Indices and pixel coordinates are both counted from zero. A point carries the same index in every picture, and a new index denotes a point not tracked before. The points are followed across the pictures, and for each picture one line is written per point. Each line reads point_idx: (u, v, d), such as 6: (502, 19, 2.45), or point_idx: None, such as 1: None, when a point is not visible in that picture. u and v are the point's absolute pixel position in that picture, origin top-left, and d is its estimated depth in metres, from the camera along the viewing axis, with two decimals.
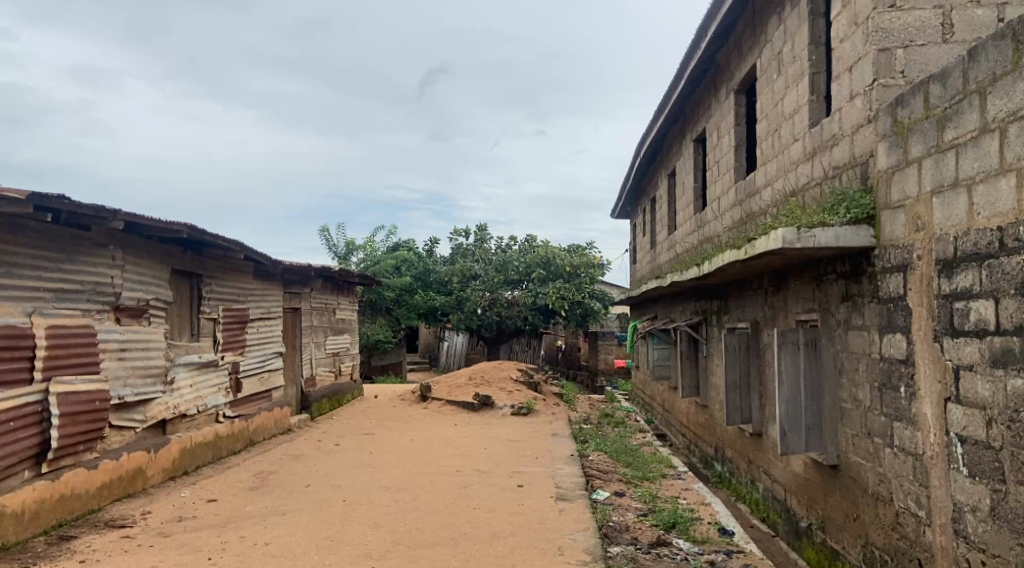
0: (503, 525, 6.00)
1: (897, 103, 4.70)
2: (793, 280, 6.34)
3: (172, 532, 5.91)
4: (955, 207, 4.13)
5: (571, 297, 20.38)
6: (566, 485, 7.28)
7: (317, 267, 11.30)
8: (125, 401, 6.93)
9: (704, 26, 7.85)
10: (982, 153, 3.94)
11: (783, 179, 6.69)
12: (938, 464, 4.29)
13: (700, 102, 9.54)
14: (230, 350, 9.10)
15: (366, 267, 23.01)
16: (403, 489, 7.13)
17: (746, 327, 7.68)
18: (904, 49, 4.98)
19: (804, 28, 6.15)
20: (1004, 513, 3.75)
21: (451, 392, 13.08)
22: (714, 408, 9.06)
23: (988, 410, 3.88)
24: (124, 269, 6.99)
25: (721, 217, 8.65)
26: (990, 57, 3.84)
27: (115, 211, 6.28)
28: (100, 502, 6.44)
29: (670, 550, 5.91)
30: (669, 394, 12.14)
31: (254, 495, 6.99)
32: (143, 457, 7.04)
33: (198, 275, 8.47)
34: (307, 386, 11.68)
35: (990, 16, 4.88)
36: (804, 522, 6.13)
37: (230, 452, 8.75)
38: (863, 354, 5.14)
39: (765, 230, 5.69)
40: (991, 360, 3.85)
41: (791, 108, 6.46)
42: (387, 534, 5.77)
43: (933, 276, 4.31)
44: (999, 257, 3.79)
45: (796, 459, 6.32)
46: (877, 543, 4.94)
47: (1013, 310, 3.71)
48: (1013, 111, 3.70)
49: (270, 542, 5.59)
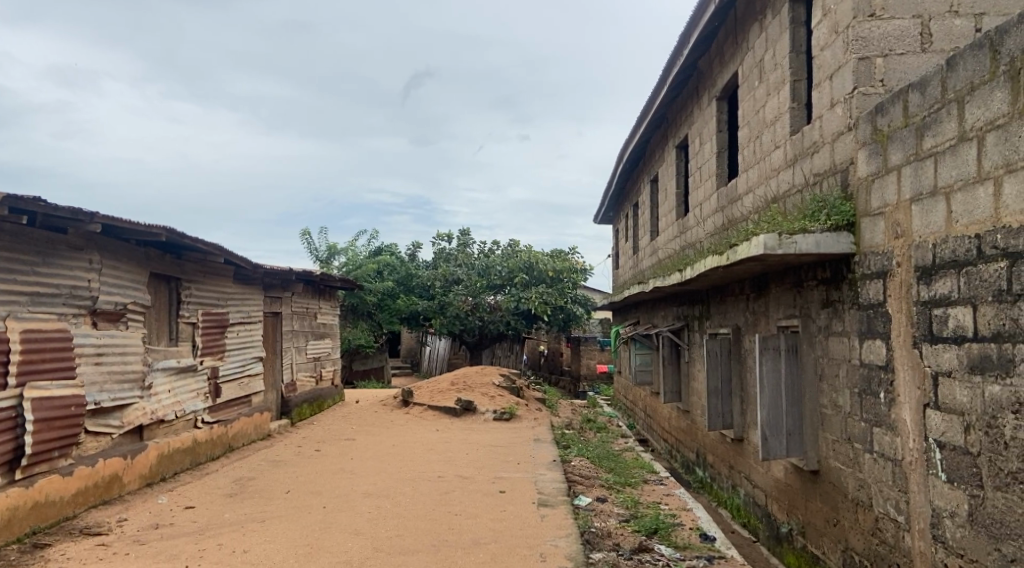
0: (485, 532, 5.96)
1: (876, 111, 4.74)
2: (774, 286, 6.39)
3: (148, 539, 5.82)
4: (933, 215, 4.17)
5: (554, 302, 20.33)
6: (549, 491, 7.26)
7: (298, 271, 11.22)
8: (101, 406, 6.81)
9: (687, 33, 7.91)
10: (960, 161, 3.98)
11: (764, 186, 6.73)
12: (916, 470, 4.32)
13: (682, 108, 9.58)
14: (209, 355, 9.00)
15: (347, 271, 22.84)
16: (384, 496, 7.08)
17: (727, 333, 7.71)
18: (884, 58, 5.03)
19: (784, 36, 6.20)
20: (982, 519, 3.78)
21: (433, 397, 13.01)
22: (695, 413, 9.09)
23: (967, 416, 3.91)
24: (101, 272, 6.89)
25: (704, 223, 8.69)
26: (968, 66, 3.88)
27: (93, 213, 6.19)
28: (75, 509, 6.33)
29: (652, 556, 5.90)
30: (651, 399, 12.17)
31: (233, 502, 6.91)
32: (119, 463, 6.94)
33: (176, 279, 8.37)
34: (287, 391, 11.57)
35: (967, 26, 4.94)
36: (785, 527, 6.16)
37: (209, 458, 8.64)
38: (843, 360, 5.18)
39: (746, 235, 5.73)
40: (969, 366, 3.89)
41: (772, 115, 6.51)
42: (368, 540, 5.72)
43: (912, 282, 4.35)
44: (977, 265, 3.83)
45: (777, 465, 6.35)
46: (857, 548, 4.97)
47: (990, 317, 3.75)
48: (990, 121, 3.75)
49: (249, 549, 5.52)
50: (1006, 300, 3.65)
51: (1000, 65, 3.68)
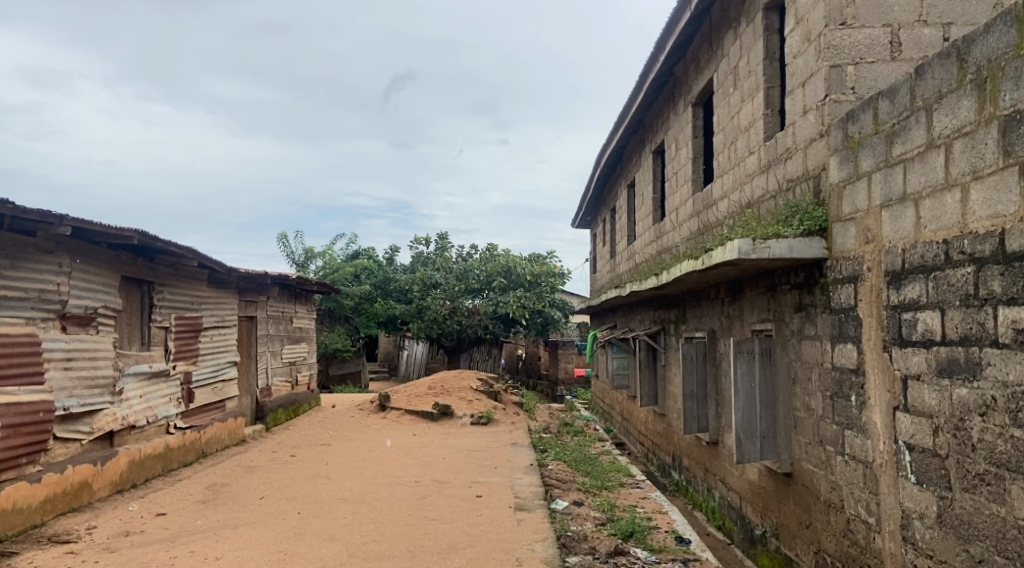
0: (461, 536, 5.94)
1: (848, 118, 4.81)
2: (748, 291, 6.46)
3: (119, 547, 5.73)
4: (903, 221, 4.24)
5: (532, 305, 20.49)
6: (526, 495, 7.25)
7: (273, 276, 11.12)
8: (70, 412, 6.70)
9: (663, 40, 7.99)
10: (929, 167, 4.04)
11: (738, 192, 6.80)
12: (886, 472, 4.38)
13: (659, 113, 9.66)
14: (182, 359, 8.89)
15: (324, 274, 22.65)
16: (359, 501, 7.03)
17: (703, 337, 7.76)
18: (855, 66, 5.11)
19: (758, 44, 6.27)
20: (951, 520, 3.84)
21: (410, 401, 12.98)
22: (672, 416, 9.14)
23: (935, 419, 3.98)
24: (71, 275, 6.78)
25: (680, 227, 8.76)
26: (937, 75, 3.95)
27: (62, 216, 6.09)
28: (43, 517, 6.21)
29: (628, 559, 5.92)
30: (628, 403, 12.23)
31: (206, 508, 6.82)
32: (89, 470, 6.81)
33: (148, 282, 8.25)
34: (262, 396, 11.46)
35: (935, 35, 5.04)
36: (759, 529, 6.21)
37: (181, 464, 8.53)
38: (816, 364, 5.24)
39: (720, 240, 5.78)
40: (938, 369, 3.95)
41: (746, 121, 6.59)
42: (343, 547, 5.68)
43: (882, 287, 4.42)
44: (945, 270, 3.89)
45: (751, 468, 6.40)
46: (829, 549, 5.02)
47: (957, 321, 3.82)
48: (957, 128, 3.82)
49: (221, 557, 5.45)
50: (973, 304, 3.71)
51: (967, 74, 3.75)
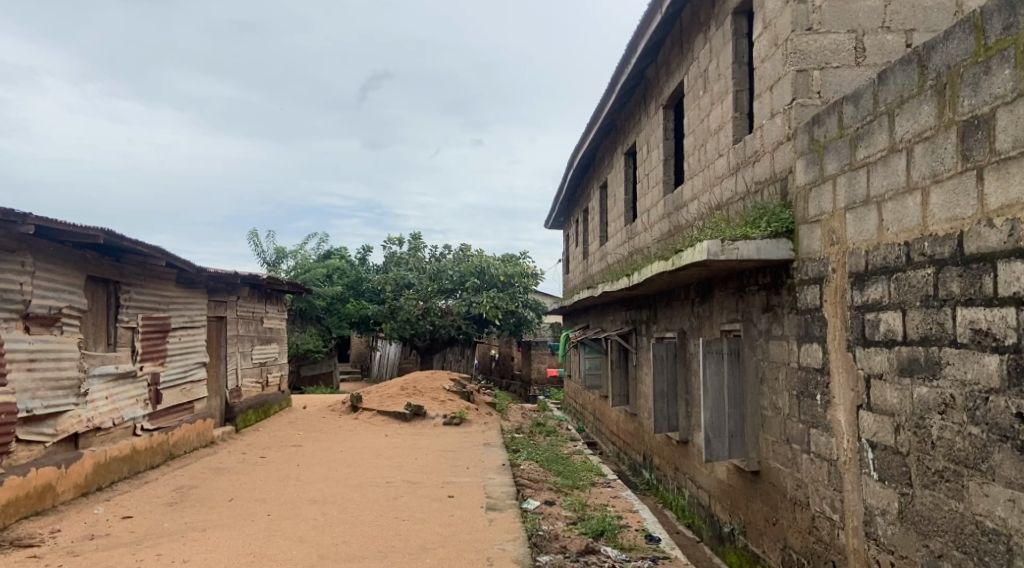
0: (432, 537, 5.94)
1: (813, 122, 4.90)
2: (717, 291, 6.54)
3: (84, 550, 5.64)
4: (866, 223, 4.33)
5: (505, 306, 20.58)
6: (497, 495, 7.26)
7: (244, 276, 11.00)
8: (34, 413, 6.59)
9: (634, 43, 8.07)
10: (891, 171, 4.13)
11: (709, 193, 6.88)
12: (850, 469, 4.48)
13: (631, 115, 9.74)
14: (150, 360, 8.77)
15: (296, 275, 22.45)
16: (330, 502, 7.00)
17: (674, 336, 7.83)
18: (821, 71, 5.20)
19: (727, 48, 6.36)
20: (911, 515, 3.93)
21: (383, 402, 12.93)
22: (643, 415, 9.21)
23: (896, 417, 4.07)
24: (34, 275, 6.65)
25: (651, 228, 8.84)
26: (899, 80, 4.03)
27: (25, 215, 5.98)
28: (6, 520, 6.08)
29: (598, 558, 5.95)
30: (600, 403, 12.28)
31: (173, 511, 6.74)
32: (53, 472, 6.69)
33: (115, 282, 8.14)
34: (232, 397, 11.33)
35: (899, 41, 5.16)
36: (727, 527, 6.29)
37: (148, 466, 8.41)
38: (783, 363, 5.32)
39: (690, 242, 5.85)
40: (899, 368, 4.04)
41: (716, 123, 6.67)
42: (312, 548, 5.66)
43: (846, 288, 4.51)
44: (906, 271, 3.98)
45: (720, 466, 6.48)
46: (795, 546, 5.10)
47: (918, 321, 3.91)
48: (918, 133, 3.91)
49: (189, 559, 5.40)
50: (932, 305, 3.80)
51: (927, 80, 3.84)
